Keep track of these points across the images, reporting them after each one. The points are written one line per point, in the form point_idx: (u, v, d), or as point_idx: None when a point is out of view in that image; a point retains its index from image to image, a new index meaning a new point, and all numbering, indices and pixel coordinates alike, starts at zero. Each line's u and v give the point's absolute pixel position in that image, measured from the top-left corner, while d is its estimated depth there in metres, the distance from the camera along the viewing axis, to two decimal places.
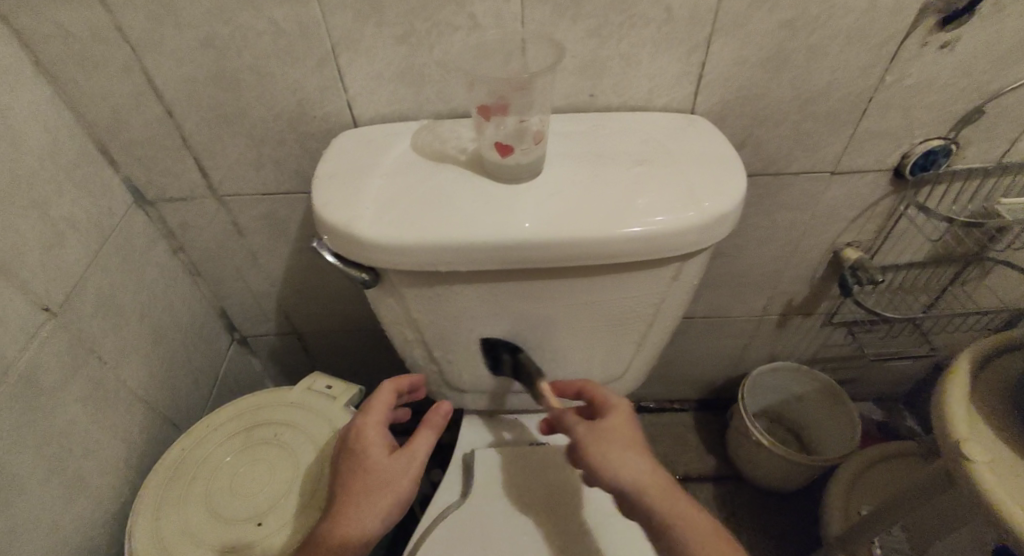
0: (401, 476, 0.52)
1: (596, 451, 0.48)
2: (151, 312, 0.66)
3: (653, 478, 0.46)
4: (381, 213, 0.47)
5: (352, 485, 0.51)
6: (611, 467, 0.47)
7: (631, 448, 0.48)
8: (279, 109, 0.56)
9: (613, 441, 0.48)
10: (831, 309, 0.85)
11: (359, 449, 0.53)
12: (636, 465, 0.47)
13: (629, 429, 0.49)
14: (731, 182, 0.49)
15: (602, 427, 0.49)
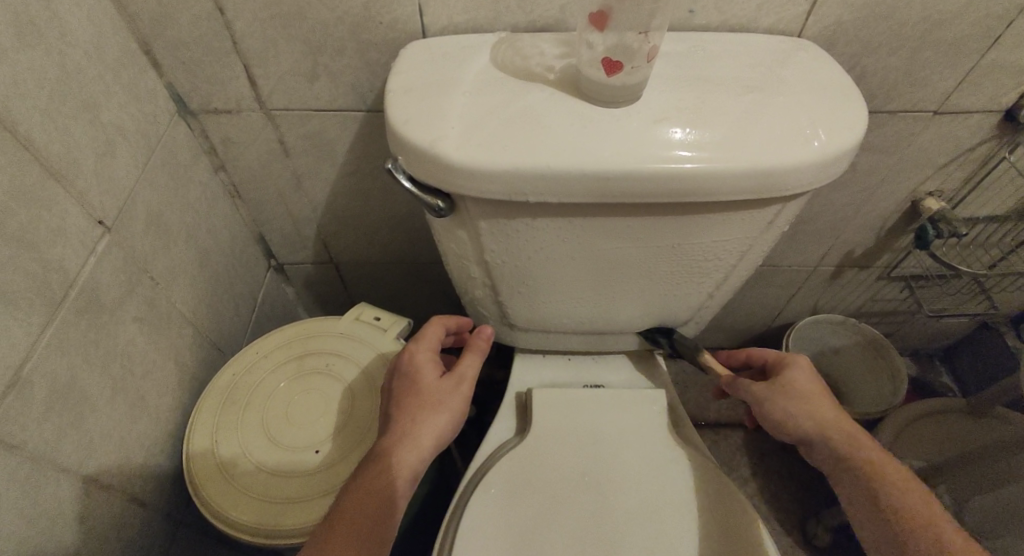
0: (453, 396, 0.53)
1: (804, 397, 0.51)
2: (196, 232, 0.63)
3: (838, 424, 0.50)
4: (470, 135, 0.43)
5: (406, 405, 0.51)
6: (787, 410, 0.51)
7: (811, 397, 0.51)
8: (343, 12, 0.51)
9: (799, 394, 0.52)
10: (891, 262, 0.82)
11: (411, 370, 0.54)
12: (827, 413, 0.50)
13: (810, 382, 0.52)
14: (850, 117, 0.45)
15: (791, 383, 0.53)
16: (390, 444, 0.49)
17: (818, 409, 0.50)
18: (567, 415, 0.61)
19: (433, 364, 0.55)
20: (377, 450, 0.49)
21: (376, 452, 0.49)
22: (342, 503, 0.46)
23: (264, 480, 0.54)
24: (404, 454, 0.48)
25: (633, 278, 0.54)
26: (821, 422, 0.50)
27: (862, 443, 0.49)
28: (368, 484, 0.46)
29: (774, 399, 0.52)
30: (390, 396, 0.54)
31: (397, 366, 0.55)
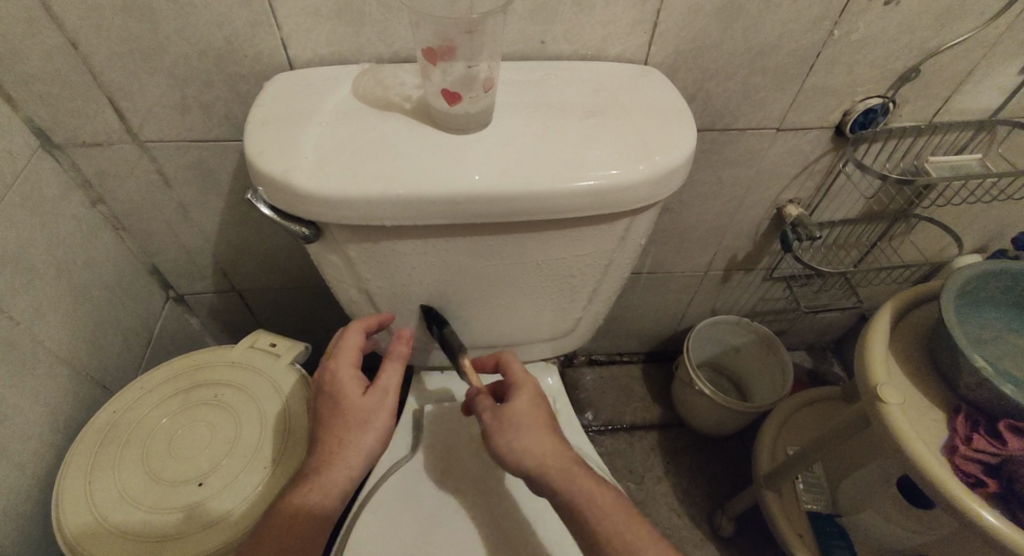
0: (377, 413, 0.51)
1: (523, 431, 0.48)
2: (68, 267, 0.61)
3: (551, 459, 0.46)
4: (321, 164, 0.44)
5: (333, 429, 0.50)
6: (507, 443, 0.47)
7: (513, 431, 0.47)
8: (204, 46, 0.51)
9: (505, 424, 0.48)
10: (772, 265, 0.89)
11: (333, 390, 0.51)
12: (535, 446, 0.47)
13: (524, 410, 0.49)
14: (680, 137, 0.49)
15: (508, 410, 0.49)
16: (312, 475, 0.48)
17: (524, 441, 0.47)
18: (459, 430, 0.62)
19: (356, 379, 0.52)
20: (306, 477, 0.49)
21: (300, 482, 0.49)
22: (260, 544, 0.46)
23: (140, 521, 0.53)
24: (327, 486, 0.48)
25: (506, 294, 0.57)
26: (539, 460, 0.46)
27: (575, 478, 0.46)
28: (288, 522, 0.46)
29: (494, 435, 0.48)
30: (317, 416, 0.52)
31: (320, 383, 0.52)
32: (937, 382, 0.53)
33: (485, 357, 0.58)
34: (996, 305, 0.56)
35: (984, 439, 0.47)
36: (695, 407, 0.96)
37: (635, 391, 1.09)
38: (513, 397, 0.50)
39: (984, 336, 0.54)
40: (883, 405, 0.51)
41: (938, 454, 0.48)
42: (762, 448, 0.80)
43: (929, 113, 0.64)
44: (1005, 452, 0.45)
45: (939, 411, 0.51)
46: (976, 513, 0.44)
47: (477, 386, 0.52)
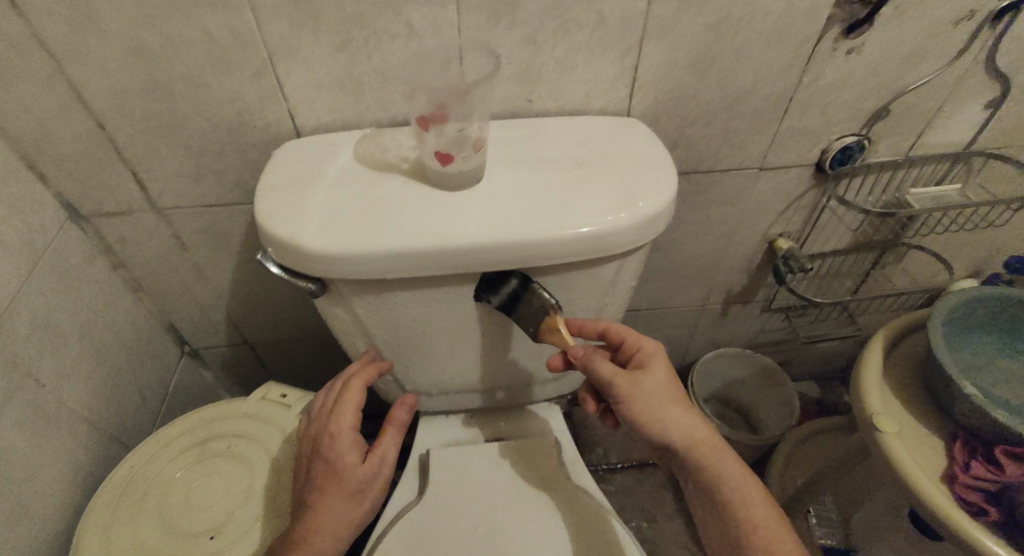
0: (370, 483, 0.52)
1: (659, 409, 0.47)
2: (93, 329, 0.65)
3: (700, 434, 0.47)
4: (326, 225, 0.48)
5: (327, 496, 0.51)
6: (654, 424, 0.46)
7: (667, 406, 0.47)
8: (217, 119, 0.56)
9: (659, 397, 0.47)
10: (768, 297, 0.91)
11: (334, 461, 0.52)
12: (685, 422, 0.47)
13: (667, 381, 0.48)
14: (662, 183, 0.52)
15: (650, 381, 0.48)
16: (296, 544, 0.49)
17: (669, 417, 0.46)
18: (466, 473, 0.63)
19: (359, 449, 0.53)
20: (290, 544, 0.50)
21: (284, 551, 0.49)
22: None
23: None
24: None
25: (506, 337, 0.59)
26: (689, 442, 0.46)
27: (725, 454, 0.47)
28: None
29: (630, 403, 0.47)
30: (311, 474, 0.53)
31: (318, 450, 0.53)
32: (933, 409, 0.54)
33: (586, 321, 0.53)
34: (985, 332, 0.57)
35: (983, 466, 0.47)
36: None
37: None
38: (648, 367, 0.49)
39: (975, 363, 0.55)
40: (880, 435, 0.52)
41: (937, 482, 0.48)
42: (770, 481, 0.80)
43: (906, 147, 0.67)
44: (1004, 478, 0.45)
45: (936, 439, 0.52)
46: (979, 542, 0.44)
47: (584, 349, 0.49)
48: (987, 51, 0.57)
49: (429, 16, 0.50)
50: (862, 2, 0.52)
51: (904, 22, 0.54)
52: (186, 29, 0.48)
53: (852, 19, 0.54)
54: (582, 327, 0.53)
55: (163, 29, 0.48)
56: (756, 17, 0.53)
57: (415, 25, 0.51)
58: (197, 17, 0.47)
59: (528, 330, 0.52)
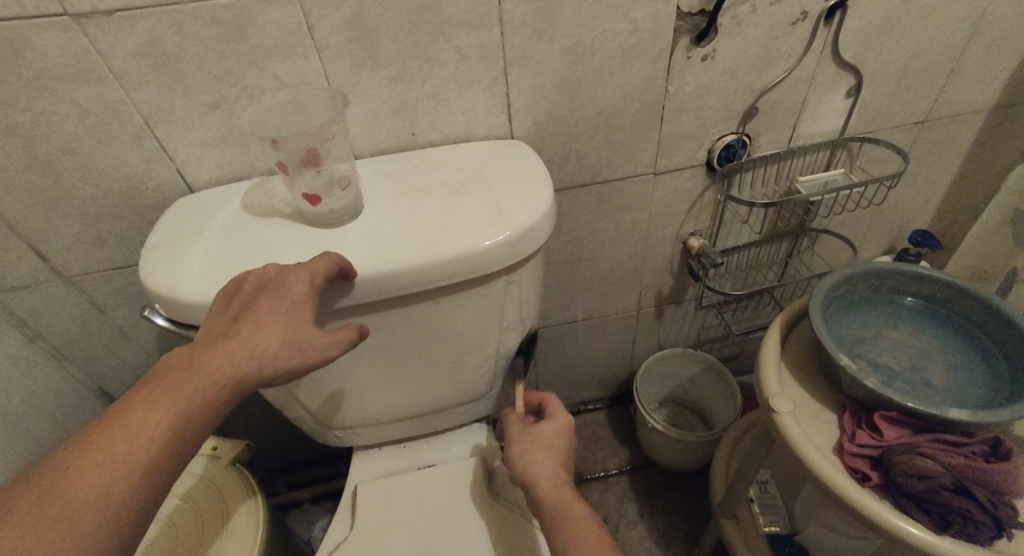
0: (312, 360, 0.44)
1: (524, 451, 0.54)
2: (8, 406, 0.64)
3: (550, 473, 0.52)
4: (205, 274, 0.49)
5: (268, 327, 0.42)
6: (524, 462, 0.54)
7: (534, 451, 0.54)
8: (107, 186, 0.57)
9: (533, 442, 0.55)
10: (697, 295, 0.93)
11: (273, 340, 0.42)
12: (540, 464, 0.53)
13: (547, 430, 0.56)
14: (537, 198, 0.54)
15: (533, 431, 0.56)
16: (224, 343, 0.41)
17: (529, 453, 0.54)
18: (394, 501, 0.63)
19: (302, 352, 0.43)
20: (220, 339, 0.42)
21: (212, 340, 0.42)
22: (156, 393, 0.39)
23: None
24: (241, 355, 0.41)
25: (414, 365, 0.60)
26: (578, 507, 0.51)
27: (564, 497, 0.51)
28: (171, 436, 0.38)
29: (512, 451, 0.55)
30: (245, 305, 0.43)
31: (262, 317, 0.42)
32: (828, 385, 0.56)
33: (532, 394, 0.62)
34: (870, 304, 0.59)
35: (866, 433, 0.49)
36: (658, 447, 0.96)
37: (602, 438, 1.09)
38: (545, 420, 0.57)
39: (864, 335, 0.56)
40: (777, 415, 0.52)
41: (830, 455, 0.50)
42: (716, 474, 0.81)
43: (785, 139, 0.71)
44: (884, 442, 0.47)
45: (829, 413, 0.53)
46: (867, 507, 0.46)
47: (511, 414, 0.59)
48: (830, 45, 0.62)
49: (295, 68, 0.53)
50: (700, 12, 0.57)
51: (745, 28, 0.59)
52: (56, 104, 0.50)
53: (698, 29, 0.58)
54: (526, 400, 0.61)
55: (32, 107, 0.50)
56: (608, 36, 0.57)
57: (283, 77, 0.53)
58: (65, 93, 0.50)
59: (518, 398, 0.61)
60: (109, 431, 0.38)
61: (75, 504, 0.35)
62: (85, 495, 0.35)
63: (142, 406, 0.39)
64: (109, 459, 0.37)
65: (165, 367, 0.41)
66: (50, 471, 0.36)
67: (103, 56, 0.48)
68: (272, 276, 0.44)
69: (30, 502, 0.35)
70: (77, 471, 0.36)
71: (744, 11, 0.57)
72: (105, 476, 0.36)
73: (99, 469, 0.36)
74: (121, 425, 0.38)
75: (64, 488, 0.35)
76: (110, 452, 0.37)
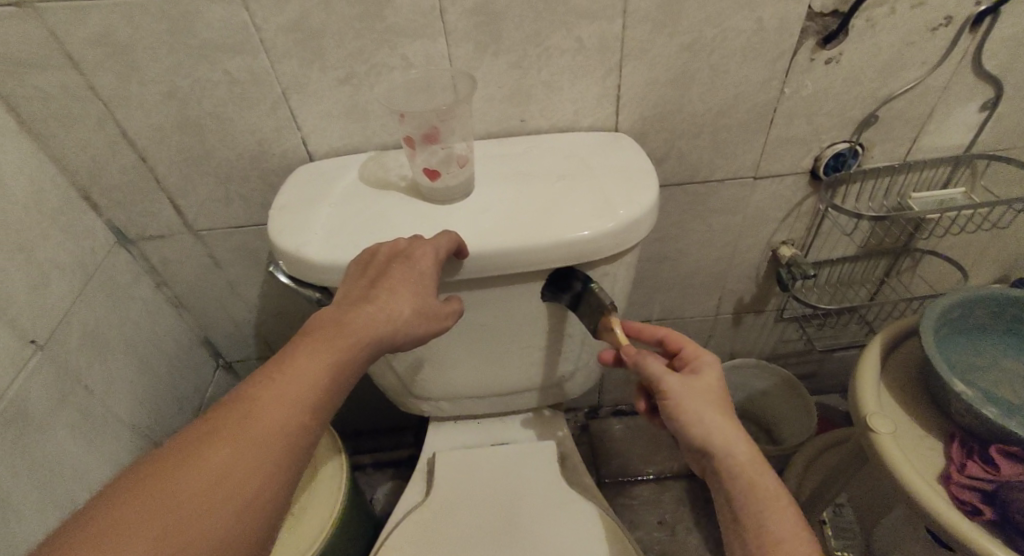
0: (430, 327, 0.47)
1: (699, 410, 0.44)
2: (136, 341, 0.72)
3: (741, 440, 0.43)
4: (328, 237, 0.53)
5: (401, 293, 0.45)
6: (700, 425, 0.44)
7: (711, 410, 0.44)
8: (241, 150, 0.63)
9: (707, 398, 0.45)
10: (779, 306, 0.90)
11: (405, 305, 0.45)
12: (725, 427, 0.44)
13: (718, 386, 0.46)
14: (643, 192, 0.55)
15: (696, 383, 0.46)
16: (364, 306, 0.44)
17: (706, 413, 0.44)
18: (468, 474, 0.66)
19: (427, 319, 0.46)
20: (359, 303, 0.45)
21: (351, 303, 0.45)
22: (309, 346, 0.43)
23: None
24: (379, 317, 0.44)
25: (502, 344, 0.62)
26: (727, 450, 0.43)
27: (758, 469, 0.43)
28: (326, 388, 0.42)
29: (673, 403, 0.45)
30: (376, 274, 0.46)
31: (394, 284, 0.45)
32: (933, 411, 0.53)
33: (642, 326, 0.53)
34: (989, 331, 0.56)
35: (978, 465, 0.47)
36: None
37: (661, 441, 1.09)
38: (700, 371, 0.47)
39: (976, 364, 0.54)
40: (874, 435, 0.50)
41: (934, 483, 0.48)
42: (787, 491, 0.79)
43: (902, 152, 0.67)
44: (999, 477, 0.45)
45: (934, 440, 0.51)
46: (979, 543, 0.43)
47: (633, 349, 0.49)
48: (970, 53, 0.58)
49: (423, 49, 0.56)
50: (832, 13, 0.55)
51: (878, 31, 0.56)
52: (211, 72, 0.55)
53: (826, 31, 0.56)
54: (640, 332, 0.53)
55: (191, 73, 0.55)
56: (730, 34, 0.56)
57: (409, 57, 0.56)
58: (221, 62, 0.55)
59: (587, 327, 0.54)
60: (272, 378, 0.41)
61: (257, 439, 0.38)
62: (264, 434, 0.39)
63: (299, 356, 0.42)
64: (276, 402, 0.40)
65: (312, 327, 0.44)
66: (231, 409, 0.40)
67: (258, 30, 0.53)
68: (401, 249, 0.47)
69: (219, 438, 0.38)
70: (252, 410, 0.39)
71: (881, 13, 0.55)
72: (274, 417, 0.39)
73: (269, 409, 0.39)
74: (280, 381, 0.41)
75: (243, 423, 0.39)
76: (277, 396, 0.40)
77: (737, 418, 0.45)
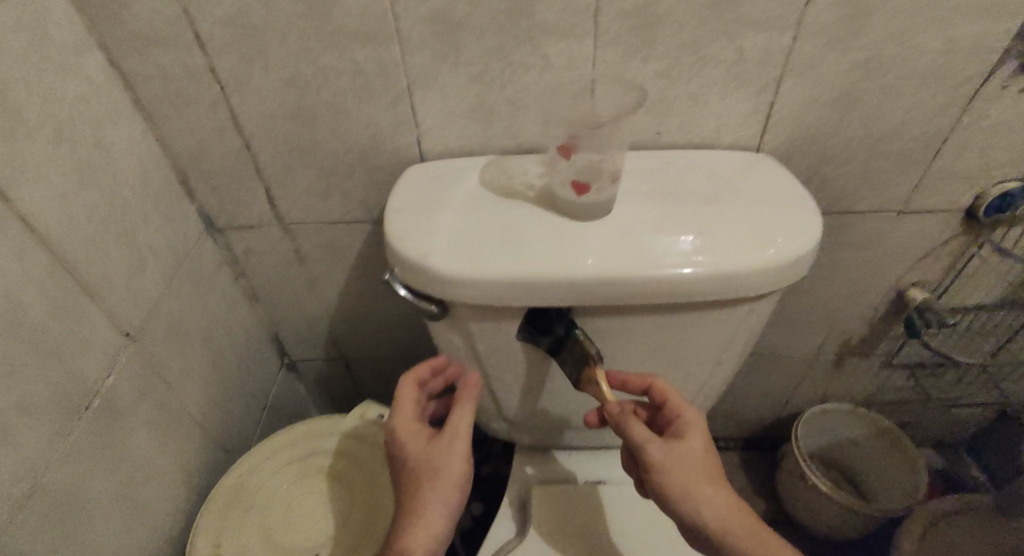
0: (457, 445, 0.49)
1: (686, 486, 0.45)
2: (216, 336, 0.68)
3: (730, 510, 0.45)
4: (456, 248, 0.48)
5: (406, 428, 0.51)
6: (685, 497, 0.45)
7: (706, 484, 0.45)
8: (352, 143, 0.58)
9: (687, 470, 0.46)
10: (891, 351, 0.82)
11: (412, 437, 0.51)
12: (716, 499, 0.45)
13: (701, 450, 0.47)
14: (806, 222, 0.49)
15: (678, 451, 0.47)
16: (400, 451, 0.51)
17: (699, 491, 0.44)
18: (571, 513, 0.61)
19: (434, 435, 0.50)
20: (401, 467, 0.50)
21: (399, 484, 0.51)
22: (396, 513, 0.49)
23: None
24: (415, 443, 0.50)
25: (620, 375, 0.56)
26: (721, 519, 0.44)
27: (746, 536, 0.44)
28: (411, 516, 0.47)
29: (659, 475, 0.46)
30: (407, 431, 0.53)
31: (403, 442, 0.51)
32: None
33: (626, 377, 0.53)
34: None
35: None
36: (811, 508, 0.88)
37: (734, 481, 1.03)
38: (684, 435, 0.48)
39: None
40: None
41: None
42: None
43: None
44: None
45: None
46: None
47: (615, 405, 0.48)
48: None
49: (566, 50, 0.50)
50: None
51: None
52: (337, 59, 0.51)
53: None
54: (626, 382, 0.52)
55: (316, 59, 0.51)
56: (917, 52, 0.49)
57: (551, 57, 0.51)
58: (349, 49, 0.50)
59: (570, 375, 0.51)
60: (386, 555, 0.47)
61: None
62: None
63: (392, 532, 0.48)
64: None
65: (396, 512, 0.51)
66: None
67: (396, 17, 0.48)
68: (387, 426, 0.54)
69: None
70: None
71: None
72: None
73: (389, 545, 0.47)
74: (429, 481, 0.48)
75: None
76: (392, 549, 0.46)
77: (727, 485, 0.46)
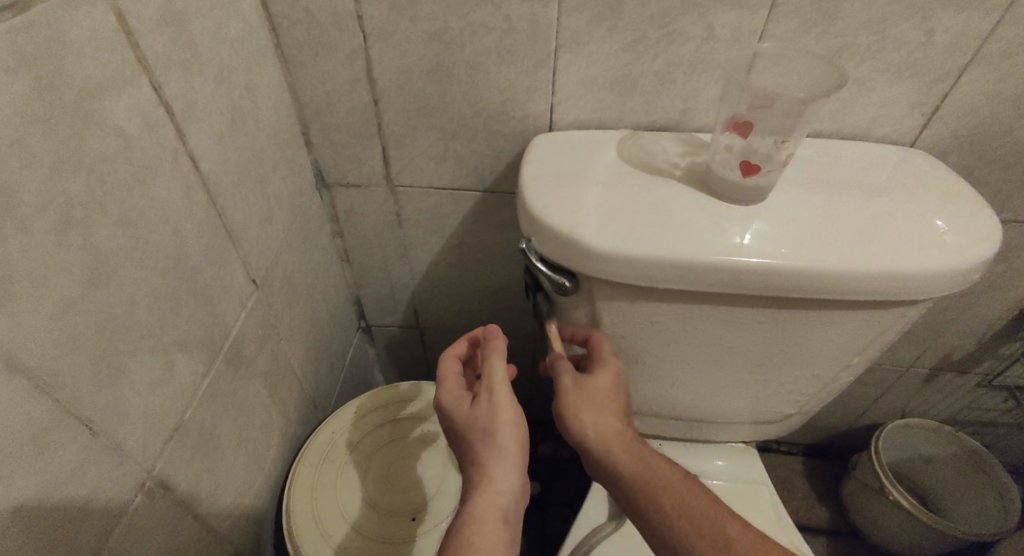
0: (494, 400, 0.44)
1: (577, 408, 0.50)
2: (314, 294, 0.68)
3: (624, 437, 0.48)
4: (606, 223, 0.46)
5: (446, 396, 0.47)
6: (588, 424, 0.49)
7: (587, 406, 0.50)
8: (481, 107, 0.56)
9: (595, 403, 0.50)
10: (993, 372, 0.79)
11: (454, 403, 0.46)
12: (598, 423, 0.49)
13: (607, 387, 0.51)
14: (981, 226, 0.45)
15: (587, 386, 0.51)
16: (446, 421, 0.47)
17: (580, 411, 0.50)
18: None
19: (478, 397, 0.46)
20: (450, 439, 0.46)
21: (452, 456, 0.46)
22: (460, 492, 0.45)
23: (351, 540, 0.55)
24: (456, 408, 0.46)
25: (743, 370, 0.54)
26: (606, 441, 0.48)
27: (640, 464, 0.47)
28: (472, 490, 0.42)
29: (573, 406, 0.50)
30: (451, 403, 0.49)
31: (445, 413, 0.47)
32: None
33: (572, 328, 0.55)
34: None
35: None
36: (883, 523, 0.86)
37: (796, 487, 1.01)
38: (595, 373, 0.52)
39: None
40: None
41: None
42: None
43: None
44: None
45: None
46: None
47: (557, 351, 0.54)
48: None
49: (734, 21, 0.47)
50: None
51: None
52: (490, 16, 0.49)
53: None
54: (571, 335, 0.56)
55: (469, 15, 0.49)
56: None
57: (715, 29, 0.48)
58: (505, 6, 0.48)
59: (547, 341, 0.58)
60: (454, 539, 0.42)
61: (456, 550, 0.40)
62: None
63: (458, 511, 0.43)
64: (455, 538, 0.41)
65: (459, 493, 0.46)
66: None
67: None
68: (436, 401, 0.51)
69: None
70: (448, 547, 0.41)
71: None
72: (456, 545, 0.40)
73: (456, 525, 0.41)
74: (484, 449, 0.43)
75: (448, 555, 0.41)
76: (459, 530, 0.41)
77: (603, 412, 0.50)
